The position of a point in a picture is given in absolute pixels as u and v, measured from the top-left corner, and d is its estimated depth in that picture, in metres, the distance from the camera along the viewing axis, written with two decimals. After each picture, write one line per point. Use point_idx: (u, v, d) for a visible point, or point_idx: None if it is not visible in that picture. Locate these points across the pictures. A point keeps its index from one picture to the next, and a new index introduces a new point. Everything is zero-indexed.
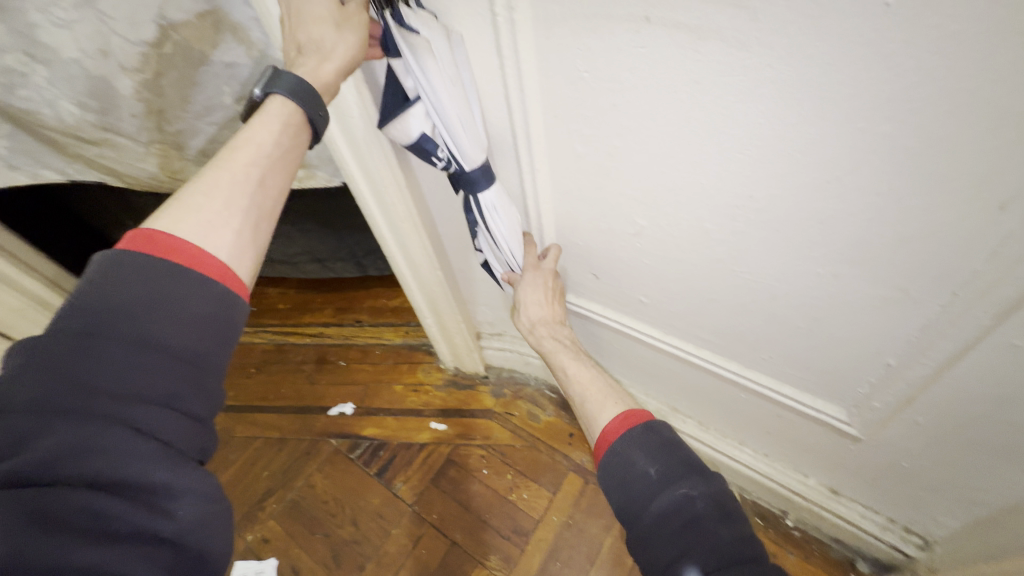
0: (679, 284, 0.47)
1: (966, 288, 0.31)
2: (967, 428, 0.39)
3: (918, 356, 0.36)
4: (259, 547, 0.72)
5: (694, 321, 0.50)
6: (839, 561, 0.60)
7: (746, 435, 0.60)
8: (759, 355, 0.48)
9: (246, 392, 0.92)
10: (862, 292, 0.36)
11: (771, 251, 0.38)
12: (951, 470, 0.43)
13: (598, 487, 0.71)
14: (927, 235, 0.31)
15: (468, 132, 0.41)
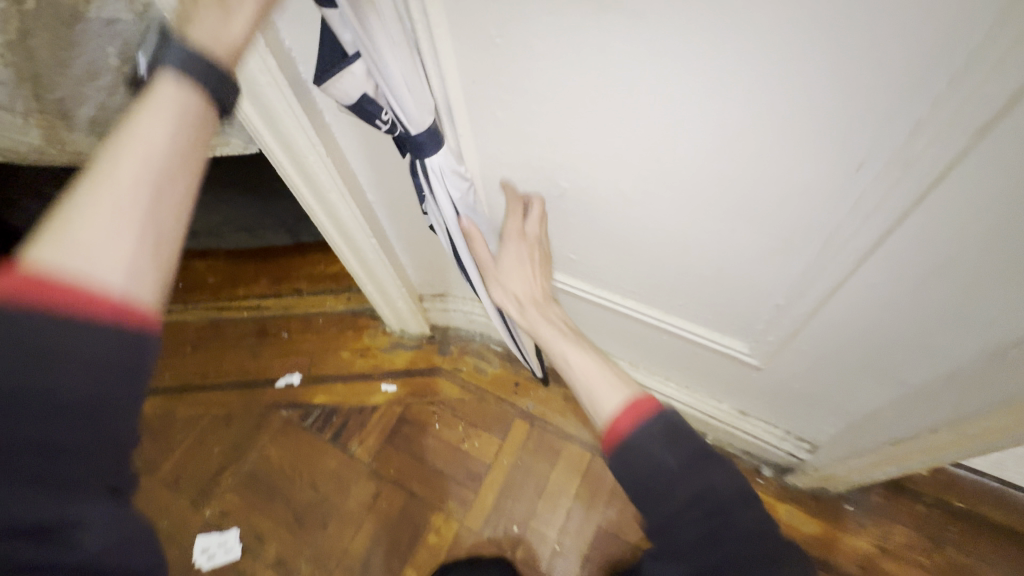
0: (601, 241, 0.50)
1: (833, 238, 0.36)
2: (837, 353, 0.46)
3: (800, 295, 0.42)
4: (219, 521, 0.73)
5: (618, 274, 0.54)
6: (748, 469, 0.70)
7: (670, 371, 0.66)
8: (675, 302, 0.52)
9: (184, 371, 0.89)
10: (755, 243, 0.40)
11: (677, 209, 0.42)
12: (825, 389, 0.51)
13: (542, 430, 0.77)
14: (802, 189, 0.34)
15: (415, 95, 0.38)
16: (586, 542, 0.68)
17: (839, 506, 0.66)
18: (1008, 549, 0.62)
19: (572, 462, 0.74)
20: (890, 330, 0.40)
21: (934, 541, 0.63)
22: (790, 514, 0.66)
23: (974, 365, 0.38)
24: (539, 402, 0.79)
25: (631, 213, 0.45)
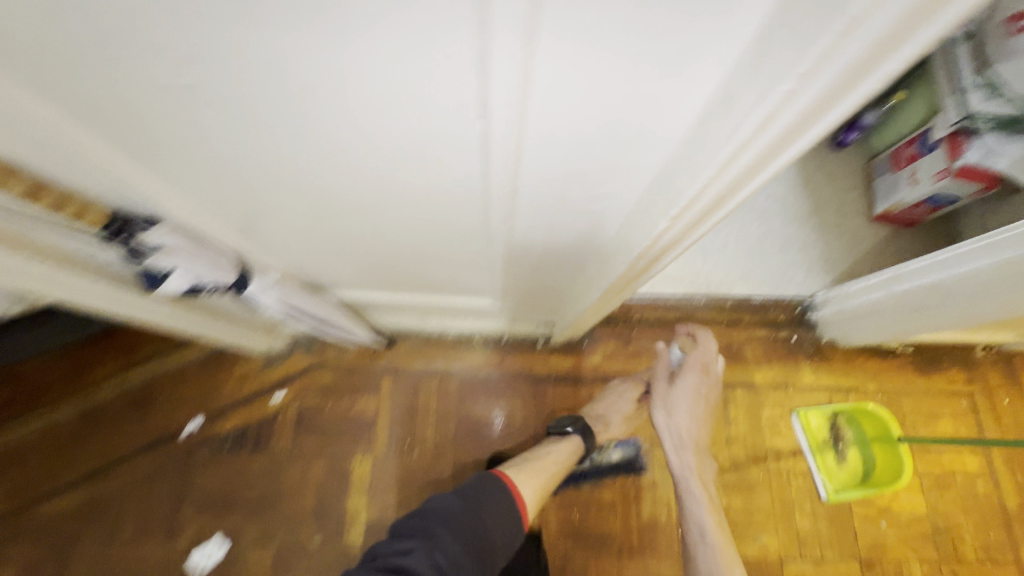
0: (382, 266, 0.78)
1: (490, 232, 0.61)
2: (529, 275, 0.79)
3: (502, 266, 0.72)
4: (197, 539, 0.98)
5: (406, 278, 0.83)
6: (531, 344, 1.12)
7: (464, 314, 1.00)
8: (445, 283, 0.85)
9: (87, 461, 1.01)
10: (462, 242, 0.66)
11: (379, 212, 0.58)
12: (554, 259, 0.71)
13: (403, 376, 1.10)
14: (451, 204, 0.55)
15: (219, 266, 0.60)
16: (454, 428, 1.07)
17: (579, 344, 1.13)
18: (657, 330, 1.16)
19: (430, 387, 1.09)
20: (550, 223, 0.59)
21: (625, 341, 1.14)
22: (556, 361, 1.12)
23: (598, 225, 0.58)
24: (393, 358, 1.10)
25: (343, 193, 0.53)
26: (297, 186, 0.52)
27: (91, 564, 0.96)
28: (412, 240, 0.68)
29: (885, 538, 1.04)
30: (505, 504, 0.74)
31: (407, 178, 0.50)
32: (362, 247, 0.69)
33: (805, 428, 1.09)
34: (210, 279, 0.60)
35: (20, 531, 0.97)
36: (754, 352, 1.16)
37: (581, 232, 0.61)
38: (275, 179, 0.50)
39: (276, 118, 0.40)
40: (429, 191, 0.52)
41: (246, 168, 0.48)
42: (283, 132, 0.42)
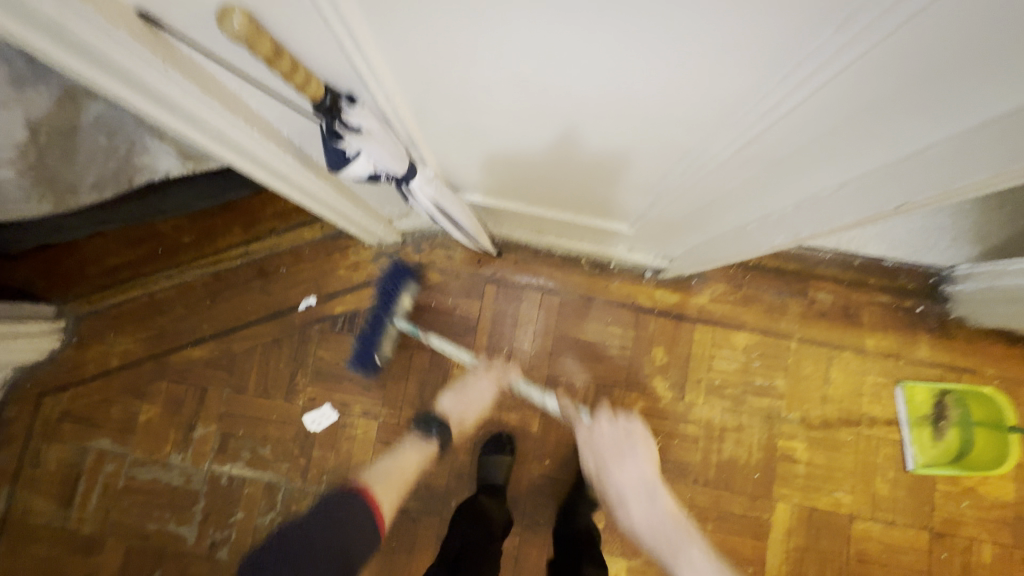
0: (522, 185, 0.79)
1: (628, 182, 0.69)
2: (650, 221, 0.82)
3: (637, 203, 0.76)
4: (311, 404, 1.08)
5: (541, 197, 0.82)
6: (638, 275, 1.10)
7: (584, 236, 0.97)
8: (581, 204, 0.82)
9: (217, 319, 1.10)
10: (599, 185, 0.73)
11: (534, 152, 0.65)
12: (673, 215, 0.77)
13: (506, 287, 1.11)
14: (601, 160, 0.63)
15: (399, 157, 0.58)
16: (550, 344, 1.09)
17: (688, 283, 1.10)
18: (772, 279, 1.10)
19: (532, 302, 1.10)
20: (678, 188, 0.65)
21: (736, 286, 1.10)
22: (662, 295, 1.10)
23: (726, 195, 0.63)
24: (499, 268, 1.11)
25: (514, 133, 0.60)
26: (485, 126, 0.60)
27: (223, 408, 1.08)
28: (567, 175, 0.71)
29: (962, 516, 1.05)
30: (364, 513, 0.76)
31: (569, 127, 0.56)
32: (506, 175, 0.75)
33: (908, 401, 1.07)
34: (388, 169, 0.58)
35: (164, 371, 1.09)
36: (871, 318, 1.09)
37: (737, 197, 0.64)
38: (485, 106, 0.54)
39: (497, 66, 0.46)
40: (593, 147, 0.60)
41: (473, 99, 0.53)
42: (513, 92, 0.50)
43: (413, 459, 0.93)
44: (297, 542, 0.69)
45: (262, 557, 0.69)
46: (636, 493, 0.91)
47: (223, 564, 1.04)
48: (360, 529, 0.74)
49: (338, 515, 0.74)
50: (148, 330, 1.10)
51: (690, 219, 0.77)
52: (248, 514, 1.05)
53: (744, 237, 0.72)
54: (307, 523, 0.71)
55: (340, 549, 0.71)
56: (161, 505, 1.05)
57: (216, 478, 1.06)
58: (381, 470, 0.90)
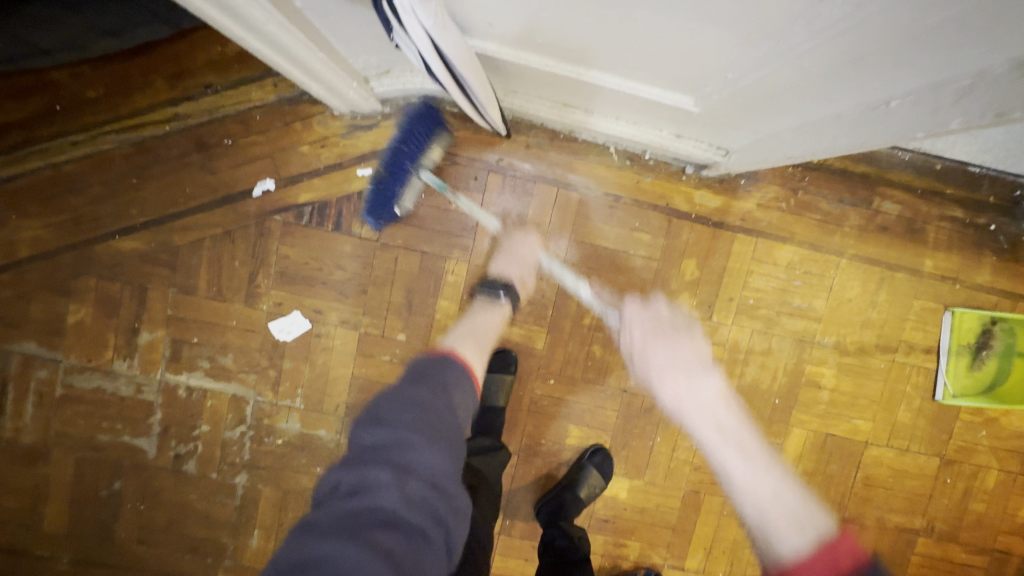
0: (543, 41, 0.57)
1: (668, 62, 0.54)
2: (703, 107, 0.63)
3: (697, 80, 0.57)
4: (278, 310, 0.91)
5: (573, 60, 0.60)
6: (676, 171, 0.90)
7: (624, 114, 0.75)
8: (625, 72, 0.59)
9: (149, 202, 0.87)
10: (636, 64, 0.57)
11: (551, 10, 0.49)
12: (710, 110, 0.63)
13: (515, 177, 0.89)
14: (641, 29, 0.49)
15: None
16: (564, 251, 0.91)
17: (734, 184, 0.91)
18: (834, 183, 0.92)
19: (546, 200, 0.90)
20: (730, 73, 0.52)
21: (791, 190, 0.91)
22: (702, 197, 0.91)
23: (781, 85, 0.52)
24: (507, 153, 0.89)
25: None
26: None
27: (170, 312, 0.90)
28: (614, 33, 0.51)
29: (976, 445, 1.01)
30: (456, 372, 0.69)
31: None
32: (511, 40, 0.58)
33: (953, 328, 0.96)
34: None
35: (89, 265, 0.88)
36: (937, 235, 0.94)
37: (846, 75, 0.46)
38: None
39: None
40: (632, 11, 0.46)
41: None
42: None
43: (490, 318, 0.83)
44: (405, 410, 0.59)
45: (362, 439, 0.56)
46: (695, 393, 0.72)
47: (191, 477, 0.94)
48: (461, 399, 0.66)
49: (435, 377, 0.66)
50: (60, 213, 0.87)
51: (760, 105, 0.58)
52: (215, 428, 0.93)
53: (833, 129, 0.55)
54: (409, 393, 0.61)
55: (449, 412, 0.63)
56: (110, 415, 0.92)
57: (172, 389, 0.92)
58: (459, 330, 0.81)
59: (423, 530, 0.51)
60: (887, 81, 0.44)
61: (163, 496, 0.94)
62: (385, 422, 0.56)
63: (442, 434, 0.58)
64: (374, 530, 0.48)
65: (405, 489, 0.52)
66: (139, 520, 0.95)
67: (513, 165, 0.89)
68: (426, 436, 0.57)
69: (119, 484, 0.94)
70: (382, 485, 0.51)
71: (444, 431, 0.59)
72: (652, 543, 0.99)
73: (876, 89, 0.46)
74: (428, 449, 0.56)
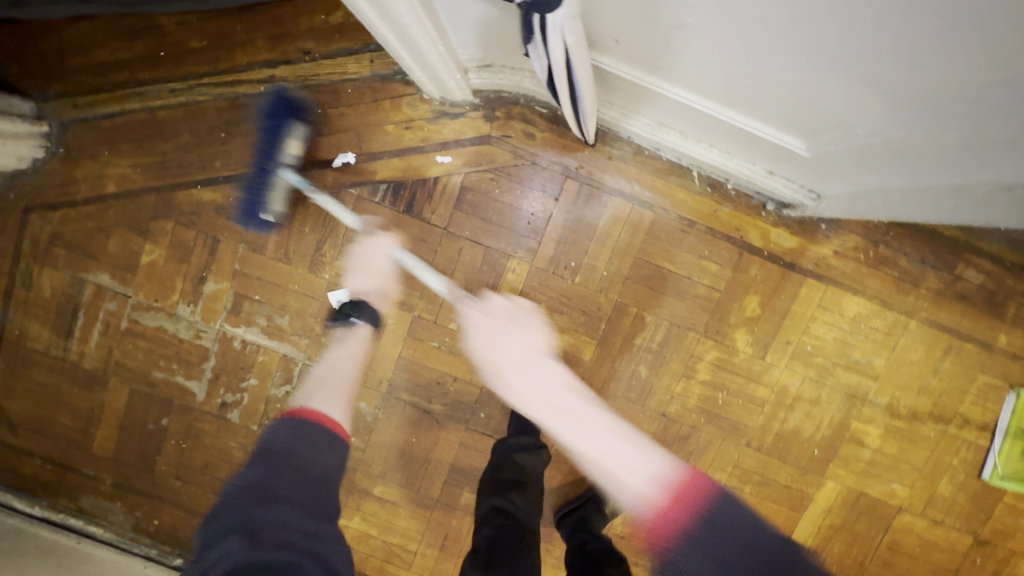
0: (667, 67, 0.56)
1: (792, 108, 0.53)
2: (813, 155, 0.61)
3: (818, 129, 0.55)
4: (338, 281, 0.93)
5: (690, 89, 0.59)
6: (757, 205, 0.88)
7: (720, 143, 0.74)
8: (741, 109, 0.58)
9: (232, 157, 0.90)
10: (757, 104, 0.56)
11: (690, 40, 0.49)
12: (820, 159, 0.62)
13: (590, 187, 0.88)
14: (780, 73, 0.48)
15: None
16: (627, 268, 0.90)
17: (815, 227, 0.88)
18: (919, 242, 0.88)
19: (618, 214, 0.89)
20: (857, 130, 0.51)
21: (872, 242, 0.88)
22: (778, 236, 0.88)
23: (909, 151, 0.50)
24: (587, 161, 0.88)
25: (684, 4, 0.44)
26: None
27: (237, 266, 0.93)
28: (751, 71, 0.50)
29: (1015, 530, 0.98)
30: (320, 433, 0.70)
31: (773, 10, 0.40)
32: (632, 60, 0.57)
33: (1014, 408, 0.93)
34: None
35: (169, 210, 0.91)
36: (1017, 311, 0.90)
37: (982, 154, 0.45)
38: None
39: None
40: (779, 54, 0.45)
41: None
42: None
43: (353, 351, 0.87)
44: (259, 471, 0.64)
45: (203, 531, 0.60)
46: None
47: (233, 425, 0.98)
48: (325, 453, 0.68)
49: (295, 448, 0.67)
50: (149, 155, 0.90)
51: (876, 164, 0.57)
52: (261, 383, 0.97)
53: (951, 198, 0.54)
54: (266, 477, 0.62)
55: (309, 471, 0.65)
56: (167, 355, 0.96)
57: (228, 340, 0.95)
58: (315, 377, 0.83)
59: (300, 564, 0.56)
60: None
61: (204, 439, 0.99)
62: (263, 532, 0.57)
63: (299, 496, 0.62)
64: None
65: (249, 550, 0.56)
66: (179, 457, 0.99)
67: (592, 174, 0.88)
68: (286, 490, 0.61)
69: (165, 421, 0.98)
70: (229, 550, 0.56)
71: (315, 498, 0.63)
72: None
73: (1015, 171, 0.44)
74: (281, 509, 0.59)
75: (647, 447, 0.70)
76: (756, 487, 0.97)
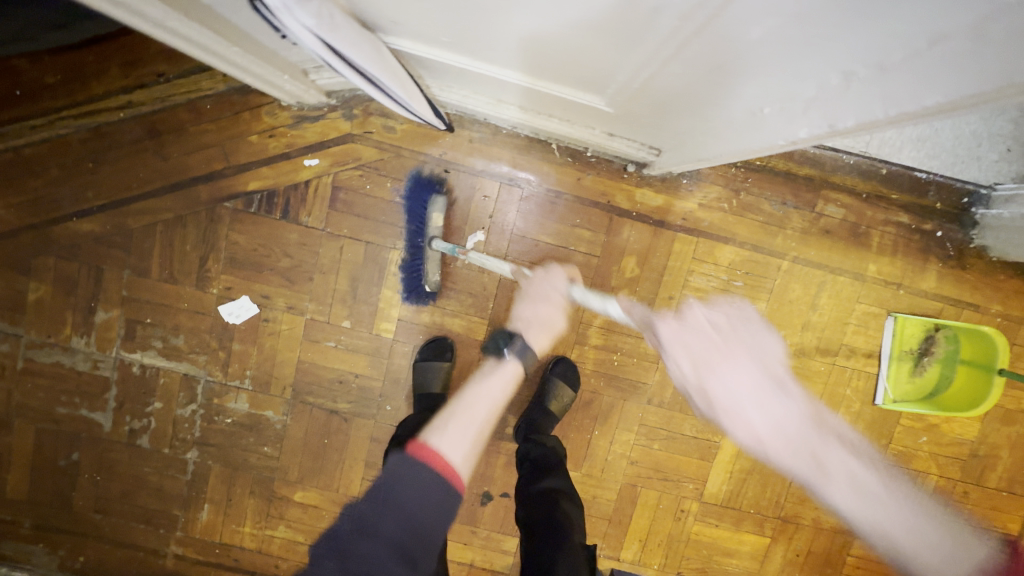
0: (451, 41, 0.58)
1: (565, 67, 0.56)
2: (617, 110, 0.64)
3: (600, 85, 0.58)
4: (227, 294, 0.94)
5: (485, 59, 0.61)
6: (618, 169, 0.91)
7: (553, 112, 0.76)
8: (535, 73, 0.61)
9: (104, 184, 0.90)
10: (541, 67, 0.58)
11: (447, 13, 0.51)
12: (624, 113, 0.64)
13: (457, 172, 0.91)
14: (530, 34, 0.50)
15: None
16: (505, 245, 0.93)
17: (677, 183, 0.92)
18: (777, 185, 0.92)
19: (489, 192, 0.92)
20: (624, 81, 0.54)
21: (733, 191, 0.92)
22: (643, 195, 0.92)
23: (671, 97, 0.53)
24: (450, 148, 0.90)
25: None
26: None
27: (125, 292, 0.94)
28: (511, 36, 0.52)
29: (916, 451, 1.01)
30: (428, 470, 0.66)
31: None
32: (422, 38, 0.59)
33: (895, 332, 0.96)
34: None
35: (48, 246, 0.92)
36: (881, 239, 0.94)
37: (722, 87, 0.46)
38: None
39: None
40: (517, 16, 0.47)
41: None
42: None
43: (493, 387, 0.80)
44: (379, 499, 0.66)
45: (345, 539, 0.67)
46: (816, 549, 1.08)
47: (144, 451, 0.99)
48: (426, 481, 0.65)
49: (404, 468, 0.66)
50: (20, 194, 0.91)
51: (671, 113, 0.58)
52: (166, 405, 0.97)
53: (733, 138, 0.55)
54: (374, 493, 0.67)
55: (408, 494, 0.64)
56: (68, 389, 0.96)
57: (126, 367, 0.96)
58: (449, 411, 0.77)
59: None
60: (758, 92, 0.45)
61: (118, 469, 0.99)
62: (364, 522, 0.64)
63: (400, 519, 0.62)
64: None
65: (353, 571, 0.61)
66: (95, 490, 0.99)
67: (458, 158, 0.91)
68: (382, 519, 0.63)
69: (76, 456, 0.98)
70: (347, 567, 0.62)
71: (419, 538, 0.62)
72: (587, 531, 1.02)
73: (751, 98, 0.46)
74: (375, 539, 0.62)
75: (925, 518, 0.54)
76: (664, 441, 1.00)
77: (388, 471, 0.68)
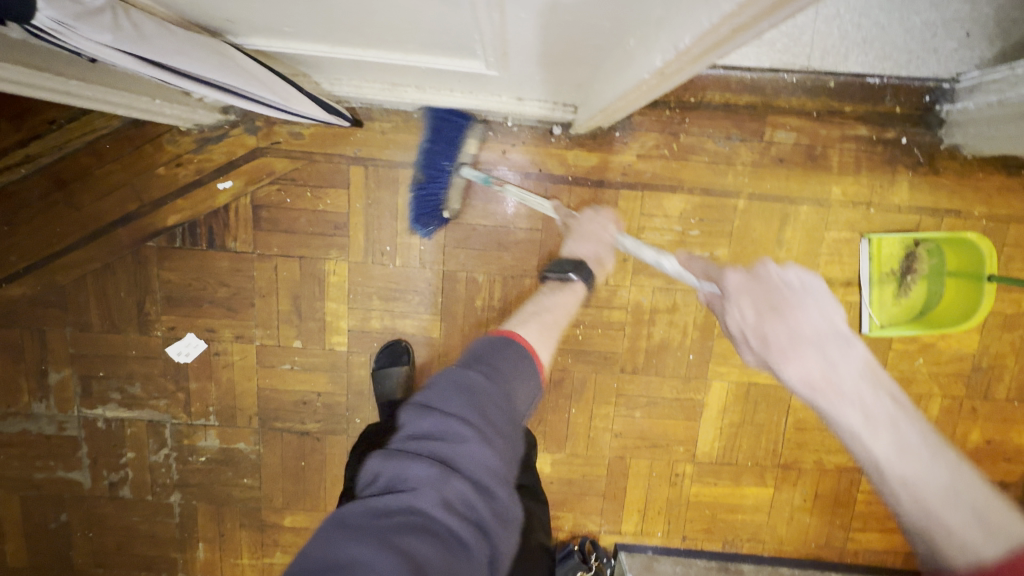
0: (294, 32, 0.52)
1: (416, 36, 0.50)
2: (499, 71, 0.58)
3: (464, 49, 0.52)
4: (172, 334, 0.92)
5: (340, 44, 0.55)
6: (543, 134, 0.85)
7: (449, 86, 0.71)
8: (398, 49, 0.55)
9: (24, 246, 0.88)
10: (397, 41, 0.53)
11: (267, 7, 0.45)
12: (509, 72, 0.59)
13: (377, 167, 0.86)
14: (361, 11, 0.45)
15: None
16: (442, 236, 0.88)
17: (610, 137, 0.85)
18: (719, 120, 0.85)
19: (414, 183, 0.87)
20: (479, 40, 0.48)
21: (672, 134, 0.85)
22: (576, 156, 0.86)
23: (534, 47, 0.48)
24: (363, 145, 0.85)
25: None
26: None
27: (71, 350, 0.92)
28: (346, 17, 0.46)
29: (915, 374, 0.95)
30: (522, 368, 0.58)
31: None
32: (265, 33, 0.53)
33: (872, 257, 0.89)
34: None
35: None
36: (841, 157, 0.87)
37: (567, 19, 0.40)
38: None
39: None
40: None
41: None
42: None
43: (564, 300, 0.77)
44: (457, 394, 0.50)
45: (409, 426, 0.49)
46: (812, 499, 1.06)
47: (128, 501, 0.98)
48: (524, 385, 0.56)
49: (498, 365, 0.56)
50: None
51: (544, 59, 0.52)
52: (139, 454, 0.96)
53: (614, 73, 0.49)
54: (454, 383, 0.52)
55: (511, 402, 0.53)
56: (41, 454, 0.96)
57: (91, 423, 0.95)
58: (528, 311, 0.73)
59: (462, 543, 0.42)
60: (611, 24, 0.40)
61: (107, 522, 0.99)
62: (432, 409, 0.49)
63: (499, 433, 0.49)
64: (403, 534, 0.40)
65: (443, 487, 0.44)
66: (91, 546, 1.00)
67: (375, 153, 0.86)
68: (472, 425, 0.48)
69: (65, 516, 0.99)
70: (419, 480, 0.44)
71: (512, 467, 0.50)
72: (583, 510, 0.99)
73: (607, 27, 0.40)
74: (473, 443, 0.47)
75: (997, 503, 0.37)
76: (646, 408, 0.95)
77: (473, 367, 0.54)
